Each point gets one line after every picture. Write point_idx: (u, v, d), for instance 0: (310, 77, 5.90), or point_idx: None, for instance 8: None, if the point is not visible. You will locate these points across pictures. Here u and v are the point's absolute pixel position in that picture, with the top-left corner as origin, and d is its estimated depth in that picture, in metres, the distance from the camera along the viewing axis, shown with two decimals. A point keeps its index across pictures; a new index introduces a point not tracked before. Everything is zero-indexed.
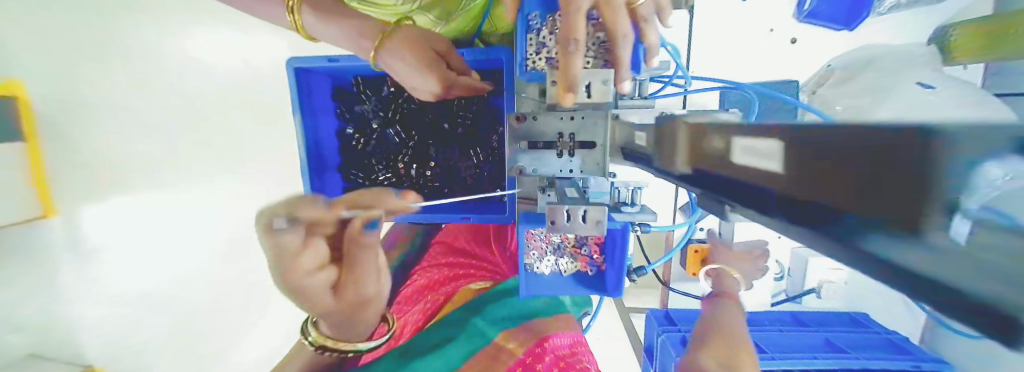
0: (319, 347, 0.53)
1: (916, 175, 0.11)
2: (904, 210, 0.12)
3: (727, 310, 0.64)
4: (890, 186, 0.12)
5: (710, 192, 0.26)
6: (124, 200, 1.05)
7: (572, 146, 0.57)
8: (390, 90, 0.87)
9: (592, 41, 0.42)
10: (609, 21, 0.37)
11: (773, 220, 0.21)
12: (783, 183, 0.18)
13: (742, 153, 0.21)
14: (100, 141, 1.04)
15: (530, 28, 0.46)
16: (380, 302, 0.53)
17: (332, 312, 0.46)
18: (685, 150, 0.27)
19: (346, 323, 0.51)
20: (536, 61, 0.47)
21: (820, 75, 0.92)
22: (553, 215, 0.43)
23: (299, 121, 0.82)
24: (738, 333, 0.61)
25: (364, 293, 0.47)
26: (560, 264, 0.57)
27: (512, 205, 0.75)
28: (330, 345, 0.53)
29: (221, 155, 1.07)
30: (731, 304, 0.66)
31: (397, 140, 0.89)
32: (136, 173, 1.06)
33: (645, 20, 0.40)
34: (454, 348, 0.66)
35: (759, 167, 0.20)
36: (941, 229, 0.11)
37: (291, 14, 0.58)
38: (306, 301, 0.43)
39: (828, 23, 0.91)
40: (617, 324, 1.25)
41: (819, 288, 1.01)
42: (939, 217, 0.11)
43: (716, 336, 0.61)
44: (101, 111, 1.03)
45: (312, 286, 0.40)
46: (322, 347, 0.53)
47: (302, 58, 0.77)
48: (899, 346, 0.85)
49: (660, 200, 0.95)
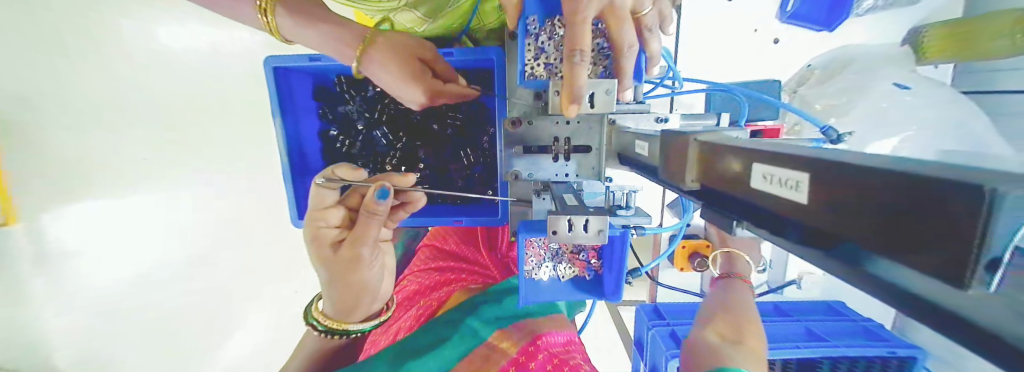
0: (322, 330, 0.66)
1: (950, 232, 0.11)
2: (935, 262, 0.12)
3: (737, 286, 0.71)
4: (927, 239, 0.12)
5: (721, 210, 0.26)
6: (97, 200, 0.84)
7: (568, 150, 0.56)
8: (375, 90, 0.83)
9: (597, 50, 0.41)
10: (615, 30, 0.36)
11: (786, 242, 0.21)
12: (805, 215, 0.18)
13: (765, 181, 0.20)
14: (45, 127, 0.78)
15: (530, 33, 0.45)
16: (372, 268, 0.66)
17: (336, 261, 0.62)
18: (696, 167, 0.27)
19: (342, 292, 0.65)
20: (536, 67, 0.46)
21: (801, 74, 0.96)
22: (554, 225, 0.43)
23: (280, 124, 0.78)
24: (744, 312, 0.63)
25: (360, 247, 0.62)
26: (558, 270, 0.57)
27: (506, 205, 0.73)
28: (331, 324, 0.65)
29: (196, 157, 1.01)
30: (742, 284, 0.72)
31: (384, 142, 0.85)
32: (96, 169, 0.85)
33: (649, 31, 0.40)
34: (448, 349, 0.64)
35: (781, 196, 0.19)
36: (974, 284, 0.11)
37: (264, 16, 0.54)
38: (316, 251, 0.63)
39: (808, 24, 0.93)
40: (607, 317, 1.27)
41: (800, 279, 1.05)
42: (976, 275, 0.11)
43: (722, 315, 0.61)
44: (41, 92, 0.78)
45: (328, 236, 0.63)
46: (324, 330, 0.66)
47: (281, 58, 0.72)
48: (874, 333, 0.89)
49: (649, 197, 0.97)
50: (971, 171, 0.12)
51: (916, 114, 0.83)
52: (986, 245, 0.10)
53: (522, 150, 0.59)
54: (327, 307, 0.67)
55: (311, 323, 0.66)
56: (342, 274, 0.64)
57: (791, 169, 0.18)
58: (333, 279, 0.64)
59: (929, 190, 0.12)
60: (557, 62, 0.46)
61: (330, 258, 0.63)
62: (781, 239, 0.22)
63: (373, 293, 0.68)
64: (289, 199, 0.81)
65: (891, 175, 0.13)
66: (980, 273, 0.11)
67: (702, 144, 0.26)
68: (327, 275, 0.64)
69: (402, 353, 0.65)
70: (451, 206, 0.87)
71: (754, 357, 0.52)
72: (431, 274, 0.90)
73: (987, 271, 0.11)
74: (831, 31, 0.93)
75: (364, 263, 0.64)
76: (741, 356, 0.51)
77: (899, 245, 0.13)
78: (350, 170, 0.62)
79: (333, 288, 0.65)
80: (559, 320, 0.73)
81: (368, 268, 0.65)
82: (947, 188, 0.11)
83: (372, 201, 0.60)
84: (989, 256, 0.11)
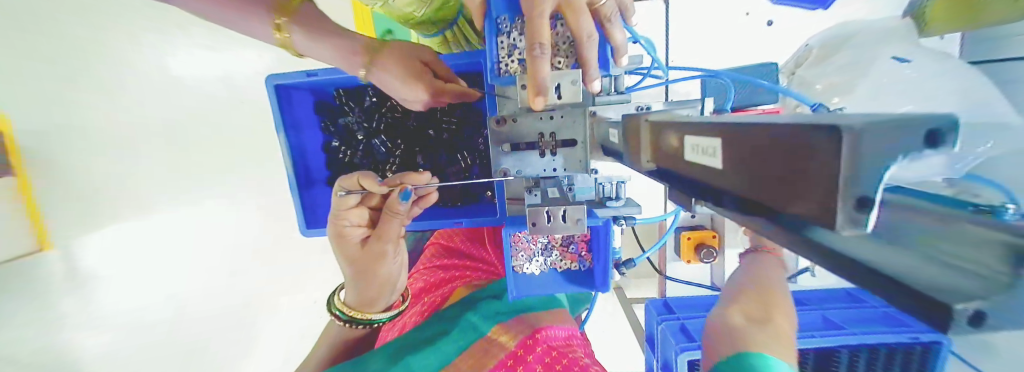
0: (345, 320, 0.69)
1: (822, 178, 0.12)
2: (822, 213, 0.12)
3: (764, 266, 0.59)
4: (812, 187, 0.12)
5: (677, 187, 0.26)
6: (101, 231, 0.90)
7: (554, 145, 0.56)
8: (372, 100, 0.86)
9: (560, 42, 0.42)
10: (573, 23, 0.38)
11: (729, 210, 0.21)
12: (731, 185, 0.18)
13: (695, 153, 0.20)
14: None
15: (501, 31, 0.47)
16: (394, 263, 0.69)
17: (363, 261, 0.66)
18: (648, 147, 0.27)
19: (368, 285, 0.68)
20: (509, 64, 0.48)
21: (799, 54, 0.93)
22: (534, 217, 0.44)
23: (284, 137, 0.80)
24: (784, 294, 0.53)
25: (388, 248, 0.66)
26: (549, 263, 0.58)
27: (503, 208, 0.71)
28: (352, 316, 0.68)
29: (214, 175, 1.08)
30: (770, 258, 0.61)
31: (383, 149, 0.87)
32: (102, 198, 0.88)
33: (609, 22, 0.41)
34: (448, 342, 0.65)
35: (707, 166, 0.19)
36: (857, 226, 0.11)
37: (279, 33, 0.56)
38: (342, 248, 0.66)
39: (800, 3, 0.92)
40: (618, 313, 1.25)
41: (813, 268, 0.98)
42: (848, 214, 0.11)
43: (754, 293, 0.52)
44: None
45: (353, 235, 0.65)
46: (347, 320, 0.69)
47: (281, 75, 0.75)
48: (896, 318, 0.85)
49: (649, 191, 0.96)
50: (865, 115, 0.12)
51: (925, 88, 0.78)
52: (850, 183, 0.11)
53: (510, 147, 0.59)
54: (351, 298, 0.70)
55: (334, 313, 0.69)
56: (368, 269, 0.67)
57: (712, 137, 0.19)
58: (361, 274, 0.67)
59: (808, 140, 0.12)
60: None
61: (356, 255, 0.66)
62: (727, 210, 0.22)
63: (394, 286, 0.72)
64: (297, 209, 0.83)
65: (787, 129, 0.14)
66: (856, 214, 0.11)
67: (652, 124, 0.26)
68: (355, 270, 0.67)
69: (408, 345, 0.68)
70: (452, 207, 0.89)
71: (786, 343, 0.44)
72: (435, 272, 0.92)
73: (861, 212, 0.11)
74: (825, 8, 0.92)
75: (388, 259, 0.67)
76: (768, 340, 0.43)
77: (795, 196, 0.13)
78: (373, 181, 0.61)
79: (359, 282, 0.68)
80: (562, 315, 0.73)
81: (392, 263, 0.68)
82: (824, 133, 0.11)
83: (394, 202, 0.61)
84: (856, 195, 0.11)
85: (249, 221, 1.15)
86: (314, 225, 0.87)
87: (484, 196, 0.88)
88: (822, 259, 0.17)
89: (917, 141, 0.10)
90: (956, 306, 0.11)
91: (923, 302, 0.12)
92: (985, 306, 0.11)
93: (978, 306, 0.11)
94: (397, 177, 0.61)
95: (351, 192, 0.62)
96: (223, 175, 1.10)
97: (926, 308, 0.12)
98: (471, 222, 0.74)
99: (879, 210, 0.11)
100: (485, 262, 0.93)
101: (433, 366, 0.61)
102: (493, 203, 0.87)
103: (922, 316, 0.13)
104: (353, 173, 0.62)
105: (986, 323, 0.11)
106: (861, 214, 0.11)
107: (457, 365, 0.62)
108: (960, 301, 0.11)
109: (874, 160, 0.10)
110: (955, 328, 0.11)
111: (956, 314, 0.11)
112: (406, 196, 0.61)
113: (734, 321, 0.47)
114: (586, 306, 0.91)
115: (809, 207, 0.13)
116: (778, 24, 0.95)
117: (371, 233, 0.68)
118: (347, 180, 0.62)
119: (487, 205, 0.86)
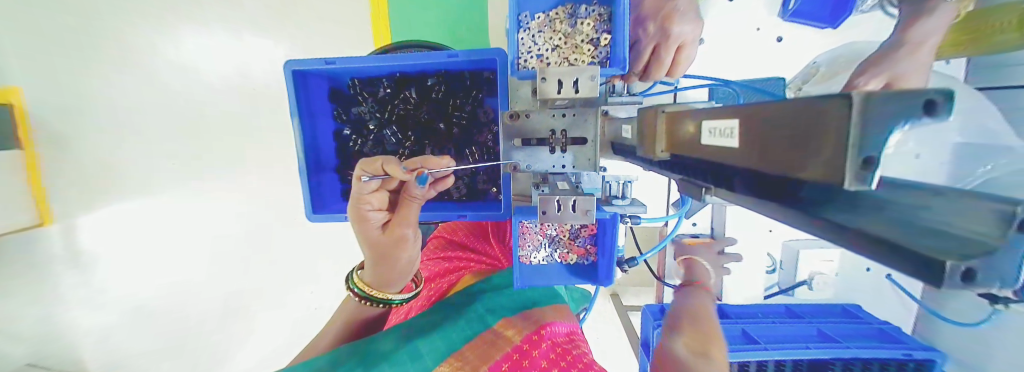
0: (361, 296, 0.70)
1: (835, 136, 0.14)
2: (832, 174, 0.14)
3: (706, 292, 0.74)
4: (823, 151, 0.15)
5: (690, 177, 0.29)
6: (140, 209, 1.07)
7: (565, 143, 0.55)
8: (386, 91, 0.87)
9: (572, 55, 0.52)
10: (655, 72, 0.66)
11: (745, 192, 0.23)
12: (745, 163, 0.21)
13: (712, 136, 0.23)
14: (104, 150, 1.03)
15: (522, 26, 0.53)
16: (412, 246, 0.69)
17: (384, 244, 0.66)
18: (664, 136, 0.30)
19: (389, 266, 0.69)
20: (528, 60, 0.52)
21: (805, 72, 0.97)
22: (545, 206, 0.46)
23: (300, 125, 0.80)
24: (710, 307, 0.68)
25: (406, 230, 0.66)
26: (555, 255, 0.61)
27: (509, 204, 0.72)
28: (372, 295, 0.70)
29: (223, 158, 1.11)
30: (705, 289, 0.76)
31: (394, 141, 0.88)
32: (141, 183, 1.06)
33: (660, 55, 0.63)
34: (454, 331, 0.66)
35: (722, 146, 0.22)
36: (861, 184, 0.14)
37: None
38: (364, 233, 0.66)
39: (811, 21, 0.93)
40: (614, 321, 1.24)
41: (811, 280, 0.97)
42: (856, 172, 0.13)
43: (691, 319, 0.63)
44: (111, 110, 1.02)
45: (374, 219, 0.65)
46: (365, 297, 0.70)
47: (299, 60, 0.73)
48: (890, 335, 0.86)
49: (655, 197, 0.95)
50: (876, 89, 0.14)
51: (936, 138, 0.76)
52: (859, 142, 0.13)
53: (521, 143, 0.58)
54: (368, 277, 0.71)
55: (353, 290, 0.71)
56: (391, 252, 0.67)
57: (730, 118, 0.22)
58: (381, 257, 0.68)
59: (827, 107, 0.14)
60: (547, 54, 0.53)
61: (378, 239, 0.66)
62: (738, 193, 0.24)
63: (412, 267, 0.73)
64: (305, 193, 0.81)
65: (798, 107, 0.17)
66: (862, 171, 0.13)
67: (669, 113, 0.29)
68: (375, 254, 0.67)
69: (411, 331, 0.69)
70: (456, 202, 0.88)
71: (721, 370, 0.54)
72: (439, 262, 0.92)
73: (867, 170, 0.13)
74: (835, 28, 0.94)
75: (409, 242, 0.67)
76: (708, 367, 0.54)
77: (810, 162, 0.16)
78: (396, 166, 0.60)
79: (380, 264, 0.68)
80: (564, 311, 0.74)
81: (411, 246, 0.68)
82: (836, 102, 0.14)
83: (412, 187, 0.61)
84: (864, 155, 0.13)
85: (250, 206, 1.14)
86: (321, 210, 0.85)
87: (490, 192, 0.87)
88: (833, 234, 0.18)
89: (918, 109, 0.11)
90: (948, 262, 0.13)
91: (918, 260, 0.14)
92: (976, 265, 0.12)
93: (973, 264, 0.12)
94: (416, 160, 0.60)
95: (374, 177, 0.61)
96: (230, 157, 1.11)
97: (922, 265, 0.14)
98: (484, 211, 0.75)
99: (882, 167, 0.13)
100: (491, 254, 0.93)
101: (440, 352, 0.62)
102: (498, 201, 0.87)
103: (915, 273, 0.15)
104: (376, 158, 0.60)
105: (975, 279, 0.13)
106: (867, 173, 0.13)
107: (463, 353, 0.62)
108: (952, 259, 0.13)
109: (882, 126, 0.12)
110: (948, 281, 0.13)
111: (949, 269, 0.13)
112: (422, 181, 0.59)
113: (679, 352, 0.57)
114: (585, 306, 0.92)
115: (824, 167, 0.15)
116: (786, 40, 0.96)
117: (390, 216, 0.68)
118: (370, 164, 0.61)
119: (492, 201, 0.86)
